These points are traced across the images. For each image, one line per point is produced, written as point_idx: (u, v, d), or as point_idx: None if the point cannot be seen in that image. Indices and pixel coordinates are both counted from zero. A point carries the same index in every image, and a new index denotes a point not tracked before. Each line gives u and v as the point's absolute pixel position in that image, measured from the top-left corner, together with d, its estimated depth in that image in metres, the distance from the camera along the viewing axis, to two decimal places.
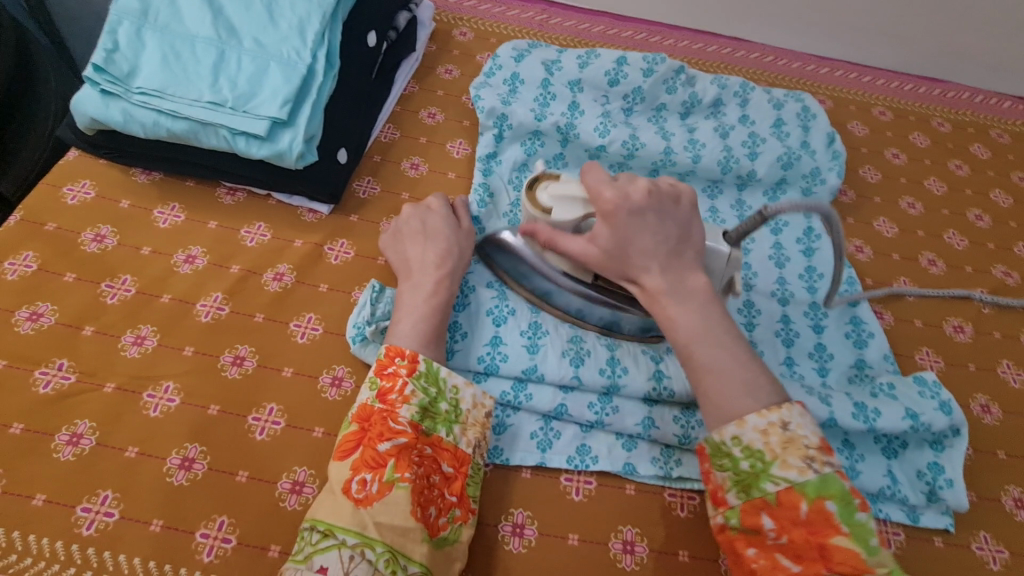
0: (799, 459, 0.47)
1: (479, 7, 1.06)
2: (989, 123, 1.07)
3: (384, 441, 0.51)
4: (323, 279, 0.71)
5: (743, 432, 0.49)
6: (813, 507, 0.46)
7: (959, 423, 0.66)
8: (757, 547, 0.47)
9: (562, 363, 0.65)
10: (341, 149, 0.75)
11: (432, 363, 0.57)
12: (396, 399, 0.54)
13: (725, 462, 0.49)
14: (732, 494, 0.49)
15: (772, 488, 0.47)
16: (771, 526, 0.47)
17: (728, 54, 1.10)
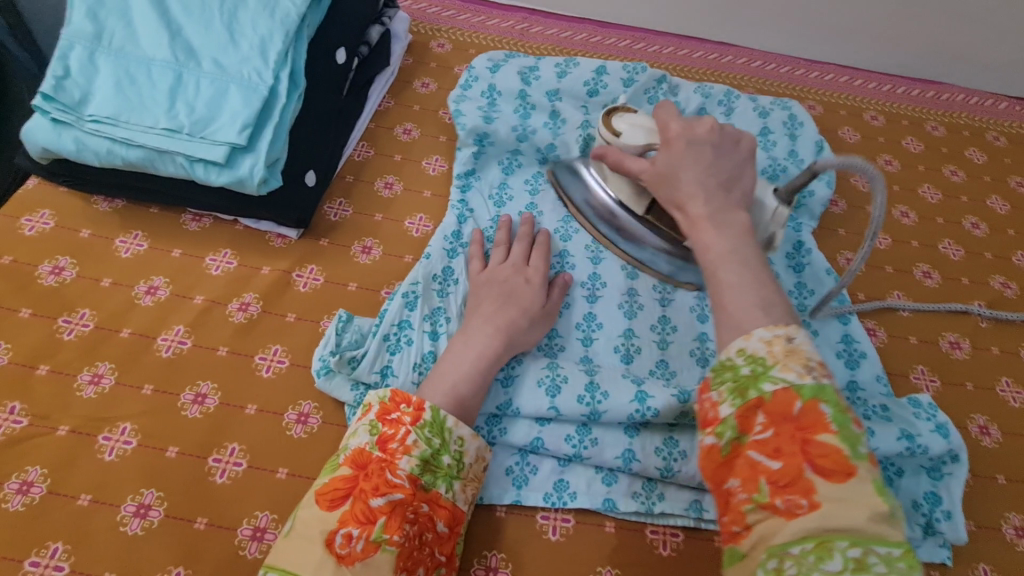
0: (801, 365, 0.41)
1: (457, 16, 1.03)
2: (985, 126, 1.04)
3: (377, 496, 0.48)
4: (291, 308, 0.68)
5: (748, 344, 0.43)
6: (808, 407, 0.40)
7: (956, 449, 0.63)
8: (742, 456, 0.41)
9: (537, 393, 0.62)
10: (309, 171, 0.73)
11: (438, 412, 0.54)
12: (396, 448, 0.51)
13: (724, 372, 0.43)
14: (725, 405, 0.42)
15: (771, 389, 0.41)
16: (760, 422, 0.41)
17: (716, 60, 1.06)
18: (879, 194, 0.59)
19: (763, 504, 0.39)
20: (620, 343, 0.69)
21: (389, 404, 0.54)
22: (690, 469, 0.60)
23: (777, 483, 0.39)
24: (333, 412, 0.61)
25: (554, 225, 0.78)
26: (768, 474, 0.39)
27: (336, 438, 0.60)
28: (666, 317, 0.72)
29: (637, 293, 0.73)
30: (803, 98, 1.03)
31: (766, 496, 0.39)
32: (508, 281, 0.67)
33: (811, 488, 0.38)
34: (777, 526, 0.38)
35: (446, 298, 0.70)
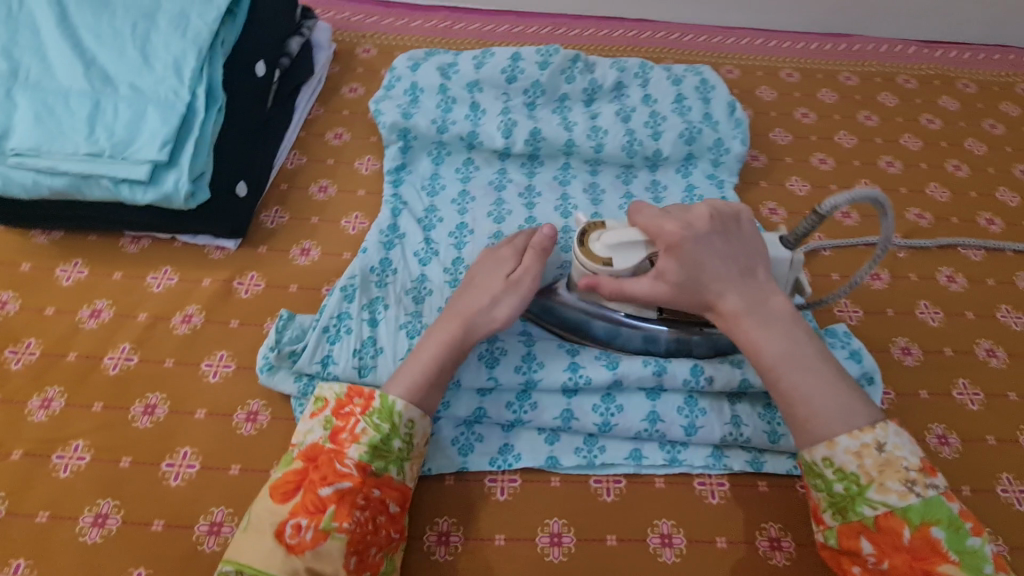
0: (899, 484, 0.49)
1: (380, 22, 1.06)
2: (896, 71, 1.09)
3: (326, 486, 0.51)
4: (234, 314, 0.70)
5: (834, 454, 0.50)
6: (918, 534, 0.48)
7: (870, 372, 0.67)
8: (860, 566, 0.50)
9: (477, 367, 0.64)
10: (240, 182, 0.75)
11: (388, 399, 0.56)
12: (346, 438, 0.54)
13: (820, 484, 0.52)
14: (829, 516, 0.52)
15: (872, 513, 0.49)
16: (871, 551, 0.49)
17: (636, 37, 1.10)
18: (887, 215, 0.54)
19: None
20: None
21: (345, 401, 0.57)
22: (627, 422, 0.63)
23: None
24: (282, 407, 0.64)
25: (489, 209, 0.83)
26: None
27: (286, 430, 0.62)
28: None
29: None
30: (721, 63, 1.07)
31: None
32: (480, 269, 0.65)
33: None
34: None
35: (385, 288, 0.73)
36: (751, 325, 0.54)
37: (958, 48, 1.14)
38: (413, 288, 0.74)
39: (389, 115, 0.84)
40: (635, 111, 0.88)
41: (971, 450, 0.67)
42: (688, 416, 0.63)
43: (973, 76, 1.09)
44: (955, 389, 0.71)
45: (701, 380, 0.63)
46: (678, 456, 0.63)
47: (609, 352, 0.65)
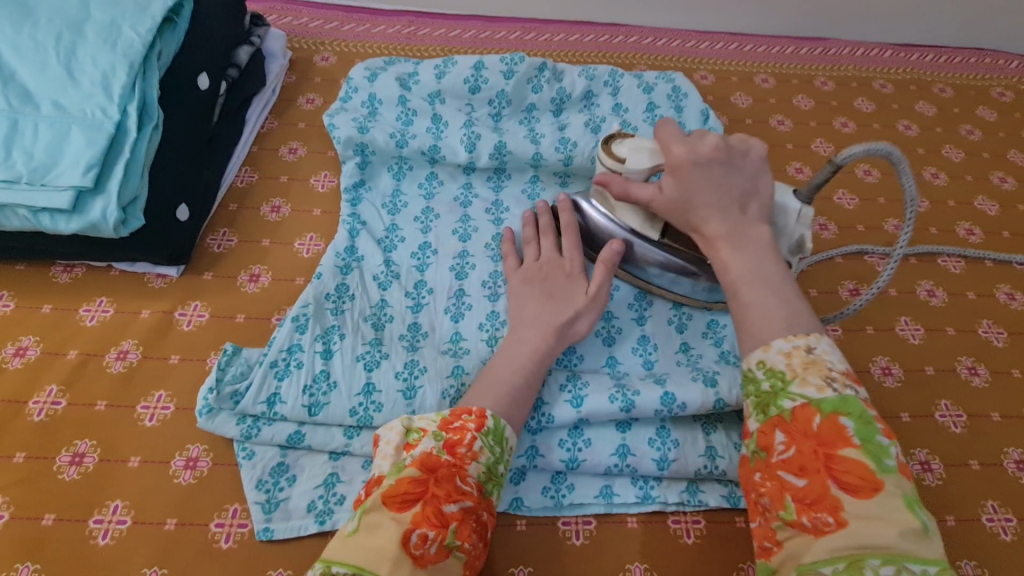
0: (820, 378, 0.44)
1: (340, 28, 1.01)
2: (872, 75, 1.07)
3: (451, 502, 0.46)
4: (174, 349, 0.65)
5: (768, 356, 0.46)
6: (827, 422, 0.42)
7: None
8: (765, 468, 0.44)
9: (441, 405, 0.61)
10: (181, 206, 0.70)
11: (501, 421, 0.53)
12: (465, 453, 0.49)
13: (749, 387, 0.47)
14: (751, 419, 0.46)
15: (789, 406, 0.44)
16: (782, 442, 0.43)
17: (608, 41, 1.06)
18: (905, 175, 0.54)
19: (790, 521, 0.41)
20: None
21: (450, 414, 0.53)
22: (595, 458, 0.59)
23: (803, 500, 0.41)
24: (224, 451, 0.59)
25: (454, 226, 0.78)
26: (794, 491, 0.42)
27: (229, 478, 0.57)
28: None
29: None
30: (695, 69, 1.04)
31: (793, 514, 0.41)
32: (550, 279, 0.66)
33: (837, 505, 0.40)
34: (808, 542, 0.40)
35: (341, 315, 0.68)
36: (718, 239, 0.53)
37: (933, 51, 1.12)
38: (374, 315, 0.69)
39: (344, 132, 0.79)
40: (606, 121, 0.84)
41: (953, 476, 0.65)
42: (661, 449, 0.60)
43: (948, 80, 1.08)
44: (936, 411, 0.69)
45: (674, 407, 0.60)
46: (650, 493, 0.59)
47: (574, 385, 0.62)
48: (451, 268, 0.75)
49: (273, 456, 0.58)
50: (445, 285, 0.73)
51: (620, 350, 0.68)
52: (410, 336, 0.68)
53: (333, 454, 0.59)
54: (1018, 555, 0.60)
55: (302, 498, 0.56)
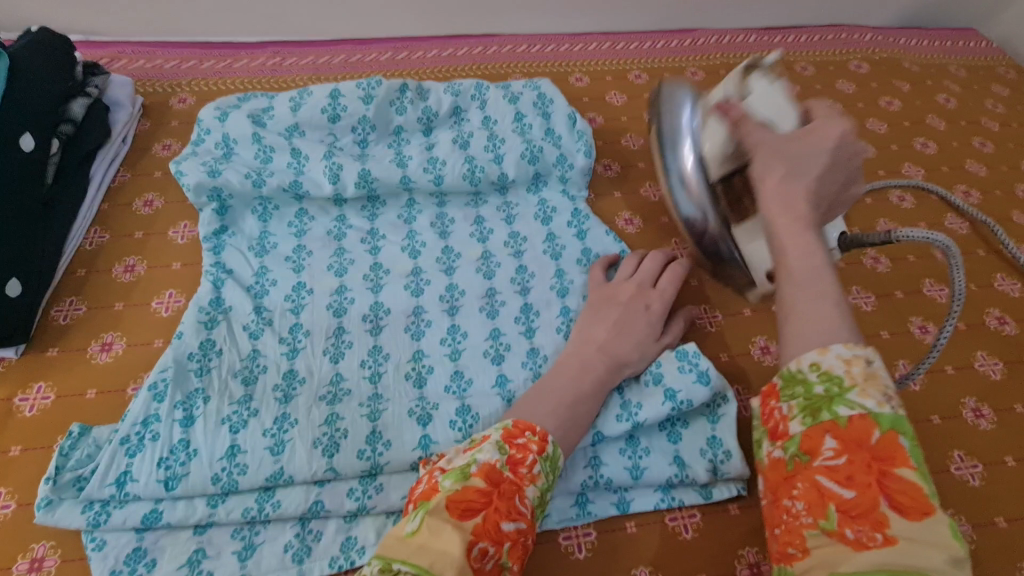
0: (880, 392, 0.39)
1: (198, 67, 0.96)
2: (739, 61, 1.11)
3: (509, 521, 0.47)
4: (15, 439, 0.59)
5: (824, 359, 0.40)
6: (886, 438, 0.37)
7: (722, 390, 0.64)
8: (804, 475, 0.39)
9: (313, 456, 0.58)
10: (12, 281, 0.64)
11: (558, 450, 0.55)
12: (525, 474, 0.51)
13: (798, 389, 0.41)
14: (794, 422, 0.40)
15: (846, 413, 0.38)
16: (831, 448, 0.38)
17: (481, 53, 1.05)
18: (958, 271, 0.54)
19: (830, 531, 0.36)
20: (410, 369, 0.67)
21: (516, 427, 0.54)
22: None
23: (848, 513, 0.36)
24: (73, 545, 0.54)
25: (328, 263, 0.75)
26: (839, 502, 0.37)
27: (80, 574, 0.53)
28: (454, 326, 0.71)
29: (424, 309, 0.72)
30: (570, 72, 1.05)
31: (835, 524, 0.36)
32: (632, 308, 0.67)
33: (885, 522, 0.35)
34: (845, 558, 0.35)
35: (206, 375, 0.63)
36: (788, 223, 0.45)
37: (795, 32, 1.17)
38: (244, 369, 0.64)
39: (193, 179, 0.74)
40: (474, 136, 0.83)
41: None
42: None
43: (809, 58, 1.13)
44: None
45: None
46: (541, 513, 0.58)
47: (463, 421, 0.63)
48: (328, 307, 0.71)
49: (128, 542, 0.53)
50: (322, 325, 0.70)
51: (509, 367, 0.68)
52: (285, 385, 0.64)
53: (197, 528, 0.55)
54: None
55: None
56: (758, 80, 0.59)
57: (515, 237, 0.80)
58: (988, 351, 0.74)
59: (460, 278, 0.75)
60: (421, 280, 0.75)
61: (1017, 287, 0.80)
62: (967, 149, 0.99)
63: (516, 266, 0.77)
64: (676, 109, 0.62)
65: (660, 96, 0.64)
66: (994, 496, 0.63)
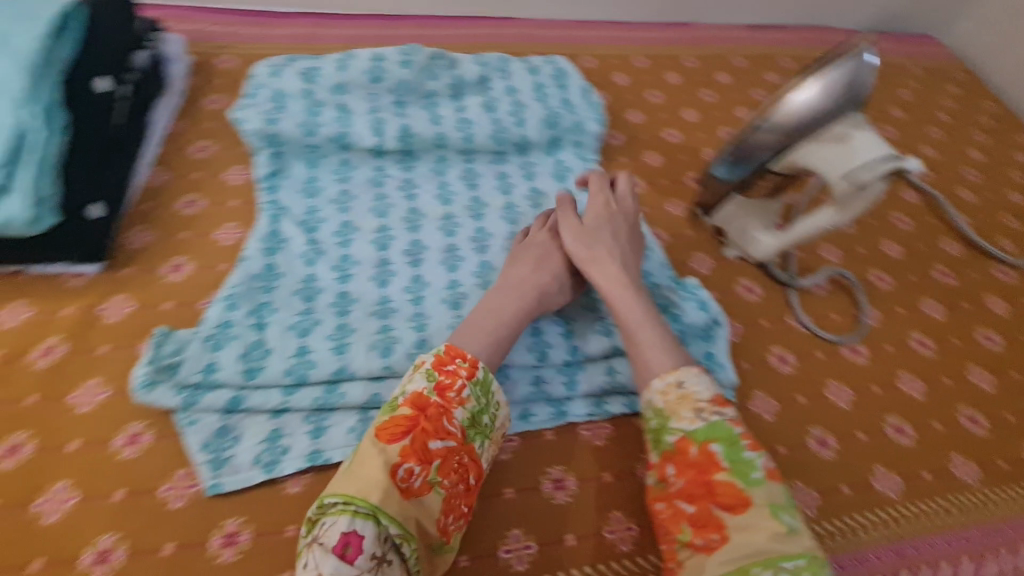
0: (691, 412, 0.57)
1: (239, 32, 1.04)
2: (728, 52, 1.24)
3: (436, 439, 0.54)
4: (102, 340, 0.67)
5: (651, 397, 0.59)
6: (701, 451, 0.55)
7: (717, 314, 0.77)
8: (663, 498, 0.57)
9: (371, 356, 0.67)
10: (95, 204, 0.71)
11: (489, 373, 0.60)
12: (453, 397, 0.56)
13: (642, 427, 0.60)
14: (651, 454, 0.59)
15: (673, 440, 0.57)
16: (673, 472, 0.57)
17: (499, 34, 1.16)
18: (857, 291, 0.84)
19: (687, 541, 0.54)
20: (447, 294, 0.77)
21: (446, 355, 0.59)
22: (515, 388, 0.68)
23: (695, 524, 0.54)
24: (164, 425, 0.62)
25: (369, 205, 0.84)
26: (689, 516, 0.54)
27: (172, 448, 0.61)
28: (484, 262, 0.81)
29: (457, 247, 0.82)
30: (579, 54, 1.16)
31: (690, 536, 0.54)
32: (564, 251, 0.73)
33: (720, 523, 0.52)
34: (702, 559, 0.52)
35: (272, 292, 0.72)
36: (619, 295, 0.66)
37: (776, 31, 1.31)
38: (304, 287, 0.73)
39: (252, 130, 0.83)
40: (500, 103, 0.94)
41: (806, 364, 0.78)
42: (569, 373, 0.70)
43: (789, 53, 1.27)
44: (790, 317, 0.82)
45: (579, 354, 0.70)
46: (564, 409, 0.68)
47: None
48: (372, 242, 0.80)
49: (215, 421, 0.62)
50: (369, 257, 0.79)
51: None
52: (340, 303, 0.73)
53: (274, 413, 0.64)
54: (856, 417, 0.74)
55: (248, 453, 0.61)
56: (881, 180, 0.66)
57: (535, 191, 0.90)
58: (931, 298, 0.88)
59: (487, 223, 0.85)
60: (453, 224, 0.85)
61: (958, 248, 0.95)
62: (921, 136, 1.14)
63: (535, 215, 0.88)
64: (820, 92, 0.67)
65: (833, 72, 0.67)
66: (934, 406, 0.77)
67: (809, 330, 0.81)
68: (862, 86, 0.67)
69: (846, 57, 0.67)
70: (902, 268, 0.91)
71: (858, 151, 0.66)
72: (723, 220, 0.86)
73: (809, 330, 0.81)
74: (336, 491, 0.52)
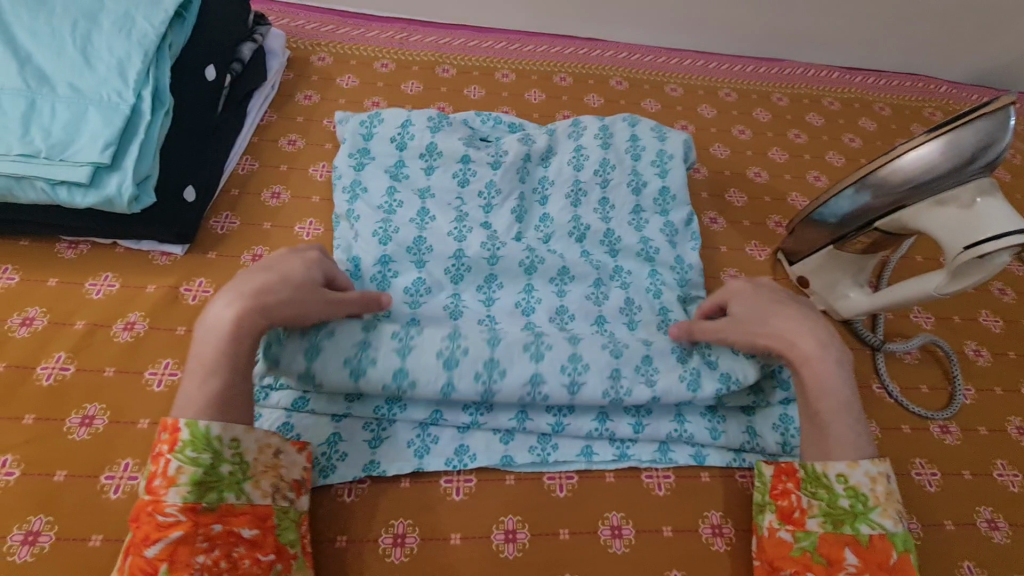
0: (895, 513, 0.55)
1: (335, 31, 1.06)
2: (822, 93, 1.18)
3: (153, 543, 0.46)
4: (181, 321, 0.68)
5: (853, 475, 0.56)
6: (902, 559, 0.53)
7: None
8: (824, 574, 0.53)
9: (434, 364, 0.61)
10: (189, 187, 0.73)
11: (195, 425, 0.50)
12: (160, 485, 0.48)
13: (821, 492, 0.57)
14: (814, 520, 0.56)
15: (867, 530, 0.54)
16: (854, 562, 0.53)
17: (586, 55, 1.14)
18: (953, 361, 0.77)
19: None
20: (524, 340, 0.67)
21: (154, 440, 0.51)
22: (579, 423, 0.65)
23: None
24: None
25: (448, 230, 0.75)
26: None
27: None
28: (562, 306, 0.72)
29: (534, 287, 0.73)
30: (666, 82, 1.13)
31: None
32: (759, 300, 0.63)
33: None
34: None
35: None
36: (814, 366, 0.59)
37: (875, 74, 1.24)
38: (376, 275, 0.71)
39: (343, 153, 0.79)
40: (602, 132, 0.83)
41: (889, 437, 0.72)
42: (636, 415, 0.66)
43: (887, 100, 1.20)
44: (875, 384, 0.77)
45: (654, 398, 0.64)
46: (627, 451, 0.65)
47: (574, 368, 0.63)
48: (446, 270, 0.72)
49: (280, 417, 0.63)
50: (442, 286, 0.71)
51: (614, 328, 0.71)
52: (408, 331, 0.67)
53: (335, 416, 0.64)
54: (943, 503, 0.68)
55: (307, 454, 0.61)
56: (1007, 254, 0.61)
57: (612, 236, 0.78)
58: None
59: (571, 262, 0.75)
60: (535, 257, 0.74)
61: None
62: None
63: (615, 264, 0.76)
64: (940, 149, 0.62)
65: (963, 129, 0.61)
66: None
67: (897, 403, 0.75)
68: (995, 147, 0.61)
69: (982, 114, 0.61)
70: (1004, 343, 0.83)
71: (983, 220, 0.61)
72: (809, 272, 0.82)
73: (898, 403, 0.75)
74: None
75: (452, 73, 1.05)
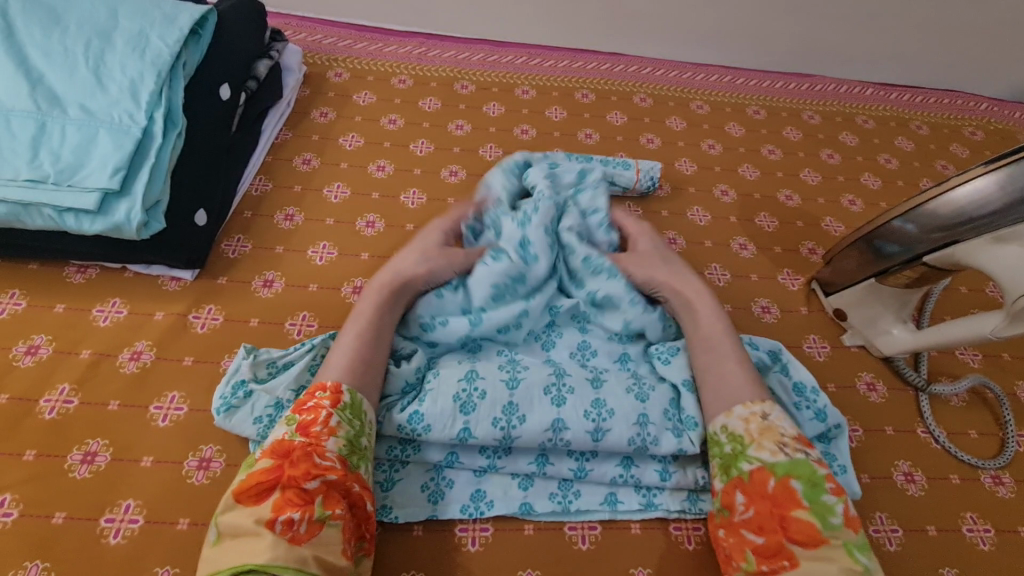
0: (773, 443, 0.54)
1: (353, 46, 1.04)
2: (855, 111, 1.13)
3: (313, 478, 0.48)
4: (188, 351, 0.66)
5: (729, 421, 0.57)
6: (780, 483, 0.51)
7: (836, 422, 0.65)
8: (727, 525, 0.54)
9: (451, 409, 0.58)
10: (199, 211, 0.71)
11: (357, 395, 0.55)
12: (320, 431, 0.51)
13: (714, 450, 0.57)
14: (717, 480, 0.56)
15: (747, 468, 0.54)
16: (742, 501, 0.53)
17: (609, 70, 1.11)
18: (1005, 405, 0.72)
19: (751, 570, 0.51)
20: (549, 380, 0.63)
21: (308, 395, 0.54)
22: (602, 468, 0.61)
23: (761, 553, 0.50)
24: (237, 451, 0.60)
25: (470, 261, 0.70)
26: (755, 546, 0.51)
27: None
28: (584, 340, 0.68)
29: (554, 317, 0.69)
30: (691, 100, 1.09)
31: (753, 564, 0.51)
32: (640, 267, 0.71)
33: (791, 553, 0.49)
34: None
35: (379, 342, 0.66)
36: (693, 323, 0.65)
37: (911, 91, 1.19)
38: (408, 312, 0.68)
39: None
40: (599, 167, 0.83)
41: (936, 488, 0.67)
42: (663, 460, 0.62)
43: (925, 118, 1.15)
44: (919, 427, 0.72)
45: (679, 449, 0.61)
46: (653, 500, 0.61)
47: (598, 414, 0.59)
48: None
49: None
50: None
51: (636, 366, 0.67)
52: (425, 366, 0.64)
53: None
54: (998, 564, 0.63)
55: None
56: None
57: None
58: None
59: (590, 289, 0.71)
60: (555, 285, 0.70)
61: None
62: None
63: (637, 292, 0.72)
64: (998, 184, 0.57)
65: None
66: None
67: (943, 448, 0.70)
68: None
69: None
70: None
71: None
72: (847, 306, 0.77)
73: (944, 447, 0.70)
74: (231, 535, 0.46)
75: (471, 90, 1.02)
